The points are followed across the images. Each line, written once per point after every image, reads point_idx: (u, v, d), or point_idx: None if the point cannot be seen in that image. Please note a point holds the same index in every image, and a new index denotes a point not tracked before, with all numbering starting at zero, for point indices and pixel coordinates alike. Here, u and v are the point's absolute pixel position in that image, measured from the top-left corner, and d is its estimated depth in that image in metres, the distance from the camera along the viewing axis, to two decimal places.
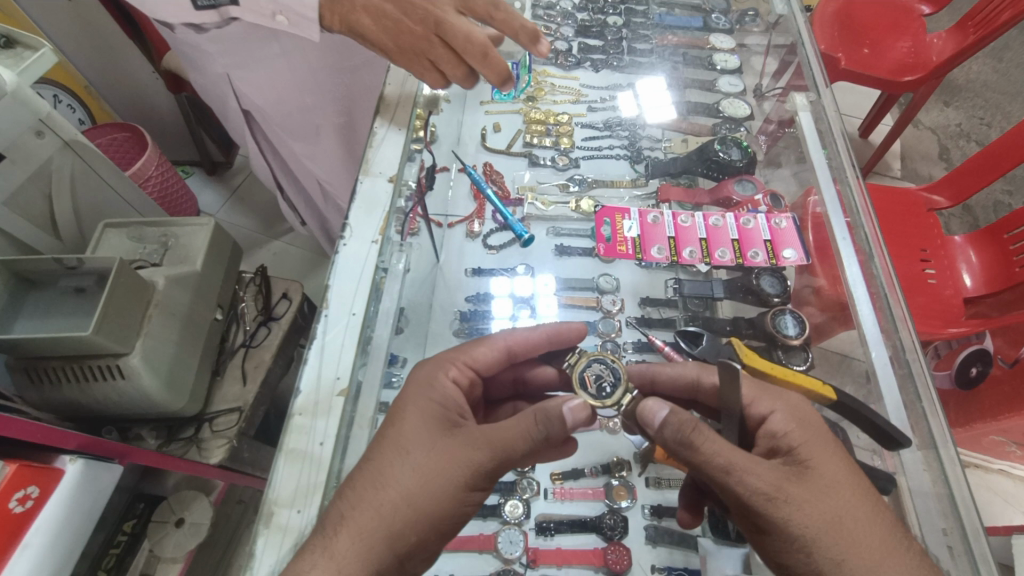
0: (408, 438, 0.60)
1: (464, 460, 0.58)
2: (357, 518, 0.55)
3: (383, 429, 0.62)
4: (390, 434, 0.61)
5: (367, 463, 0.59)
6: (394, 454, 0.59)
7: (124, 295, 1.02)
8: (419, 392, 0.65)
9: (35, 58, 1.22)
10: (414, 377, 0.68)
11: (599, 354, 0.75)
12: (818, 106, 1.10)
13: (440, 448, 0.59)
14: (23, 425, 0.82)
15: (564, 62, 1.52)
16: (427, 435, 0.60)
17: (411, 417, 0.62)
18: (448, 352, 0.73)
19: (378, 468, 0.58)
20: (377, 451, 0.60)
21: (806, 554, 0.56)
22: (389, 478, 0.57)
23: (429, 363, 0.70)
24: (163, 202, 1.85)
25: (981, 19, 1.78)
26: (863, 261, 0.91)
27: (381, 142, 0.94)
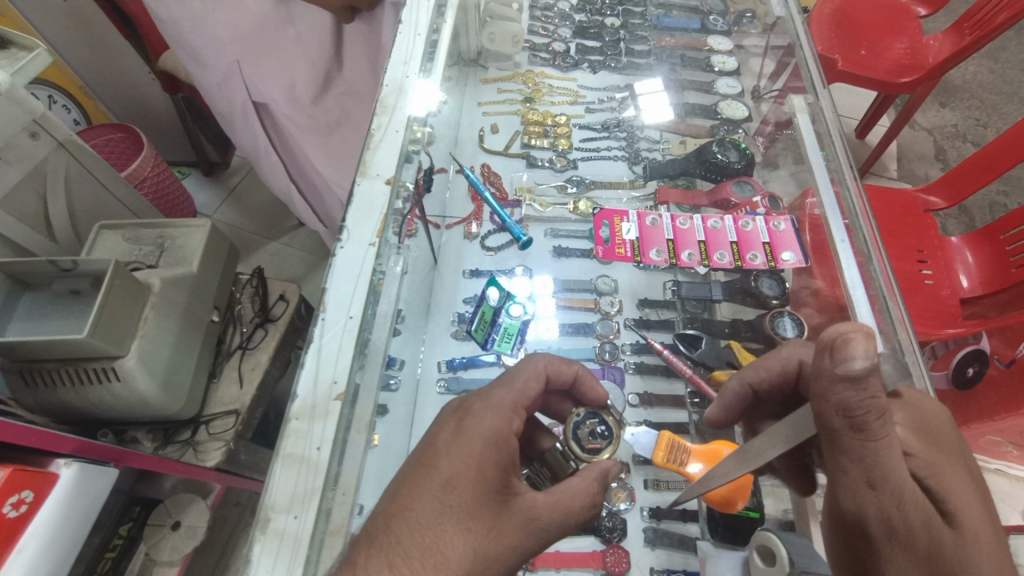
0: (472, 513, 0.56)
1: (517, 542, 0.57)
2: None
3: (438, 490, 0.56)
4: (449, 498, 0.56)
5: (420, 531, 0.54)
6: (456, 527, 0.55)
7: (121, 297, 1.02)
8: (481, 451, 0.59)
9: (29, 58, 1.22)
10: (474, 426, 0.61)
11: (573, 422, 0.75)
12: (816, 107, 1.09)
13: (500, 529, 0.57)
14: (17, 429, 0.81)
15: (562, 63, 1.52)
16: (490, 510, 0.57)
17: (477, 485, 0.57)
18: (508, 397, 0.66)
19: (436, 543, 0.54)
20: (434, 519, 0.55)
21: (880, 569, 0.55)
22: (449, 559, 0.53)
23: (492, 412, 0.63)
24: (158, 203, 1.84)
25: (977, 21, 1.78)
26: (861, 263, 0.91)
27: (379, 142, 0.91)
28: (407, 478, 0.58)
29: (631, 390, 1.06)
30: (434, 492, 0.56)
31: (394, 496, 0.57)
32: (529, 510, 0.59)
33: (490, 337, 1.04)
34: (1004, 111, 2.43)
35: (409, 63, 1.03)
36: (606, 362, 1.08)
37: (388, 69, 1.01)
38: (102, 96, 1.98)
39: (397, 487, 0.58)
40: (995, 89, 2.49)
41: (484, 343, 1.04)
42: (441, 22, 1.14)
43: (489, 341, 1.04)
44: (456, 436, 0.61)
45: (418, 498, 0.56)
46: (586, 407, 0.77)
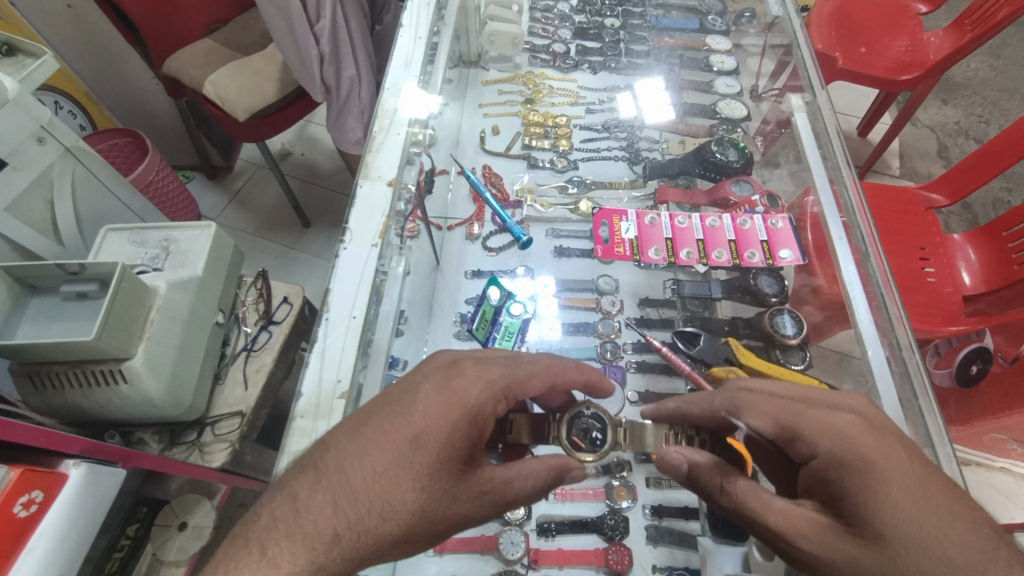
0: (432, 477, 0.55)
1: (462, 513, 0.58)
2: (343, 536, 0.51)
3: (404, 444, 0.55)
4: (411, 458, 0.55)
5: (374, 478, 0.54)
6: (409, 484, 0.54)
7: (128, 299, 1.03)
8: (457, 419, 0.58)
9: (37, 65, 1.24)
10: (461, 390, 0.60)
11: (579, 408, 0.75)
12: (814, 107, 1.10)
13: (452, 499, 0.57)
14: (28, 429, 0.83)
15: (562, 64, 1.54)
16: (447, 478, 0.57)
17: (444, 452, 0.57)
18: (504, 375, 0.64)
19: (387, 494, 0.53)
20: (390, 472, 0.54)
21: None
22: (395, 512, 0.53)
23: (482, 384, 0.62)
24: (163, 207, 1.86)
25: (978, 17, 1.79)
26: (859, 261, 0.91)
27: (381, 143, 0.92)
28: (374, 422, 0.57)
29: (632, 387, 1.07)
30: (397, 445, 0.55)
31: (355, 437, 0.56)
32: (483, 485, 0.60)
33: (490, 333, 1.04)
34: (1006, 108, 2.44)
35: (410, 66, 1.03)
36: (608, 361, 1.08)
37: (389, 71, 1.02)
38: (108, 102, 2.00)
39: (362, 429, 0.56)
40: (996, 85, 2.51)
41: (484, 339, 1.03)
42: (440, 25, 1.15)
43: (489, 337, 1.04)
44: (433, 398, 0.59)
45: (378, 447, 0.55)
46: (601, 408, 0.76)
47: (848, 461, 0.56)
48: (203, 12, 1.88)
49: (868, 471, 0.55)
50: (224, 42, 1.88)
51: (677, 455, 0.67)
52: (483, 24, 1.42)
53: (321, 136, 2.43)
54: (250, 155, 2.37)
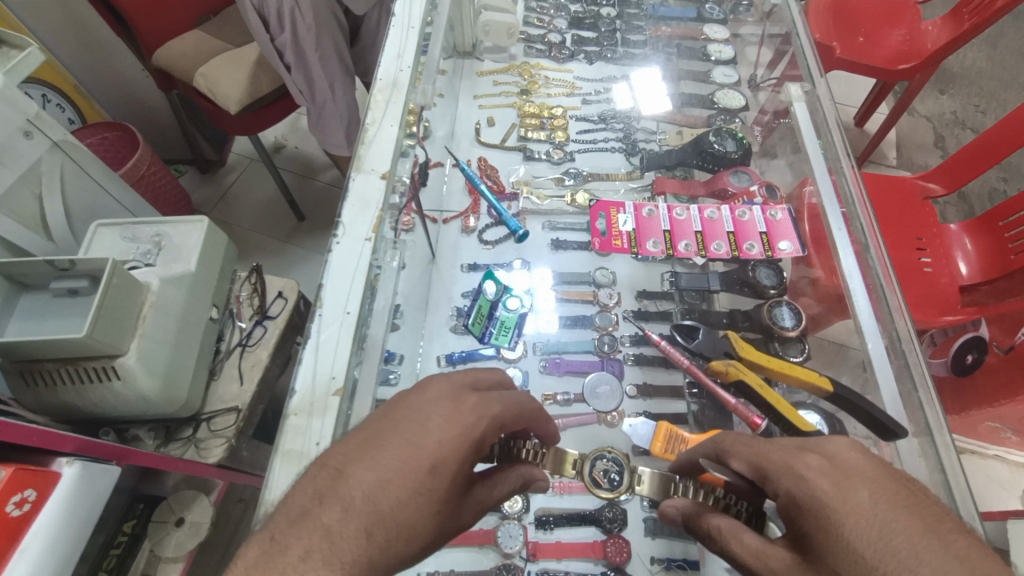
0: (448, 500, 0.51)
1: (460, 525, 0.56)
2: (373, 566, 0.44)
3: (425, 471, 0.49)
4: (433, 484, 0.50)
5: (399, 506, 0.47)
6: (431, 509, 0.49)
7: (119, 295, 1.02)
8: (475, 442, 0.54)
9: (22, 57, 1.21)
10: (470, 410, 0.55)
11: (604, 450, 0.88)
12: (813, 96, 1.09)
13: (455, 515, 0.54)
14: (18, 428, 0.81)
15: (558, 55, 1.52)
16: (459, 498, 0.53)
17: (460, 472, 0.52)
18: (501, 400, 0.60)
19: (411, 523, 0.48)
20: (413, 499, 0.48)
21: None
22: (418, 537, 0.48)
23: (489, 408, 0.57)
24: (155, 201, 1.84)
25: (975, 6, 1.77)
26: (859, 252, 0.91)
27: (374, 136, 0.90)
28: (388, 447, 0.50)
29: (630, 381, 1.06)
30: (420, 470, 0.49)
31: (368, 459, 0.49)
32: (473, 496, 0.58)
33: (485, 332, 1.05)
34: (1003, 97, 2.43)
35: (403, 57, 1.01)
36: (605, 354, 1.08)
37: (381, 62, 1.00)
38: (97, 95, 1.97)
39: (376, 454, 0.49)
40: (993, 74, 2.50)
41: (479, 338, 1.05)
42: (433, 15, 1.13)
43: (484, 335, 1.05)
44: (449, 419, 0.53)
45: (399, 471, 0.49)
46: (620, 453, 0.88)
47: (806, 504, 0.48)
48: (192, 3, 1.83)
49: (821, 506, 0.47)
50: (214, 32, 1.85)
51: (671, 510, 0.69)
52: (477, 13, 1.40)
53: None
54: (243, 148, 2.34)
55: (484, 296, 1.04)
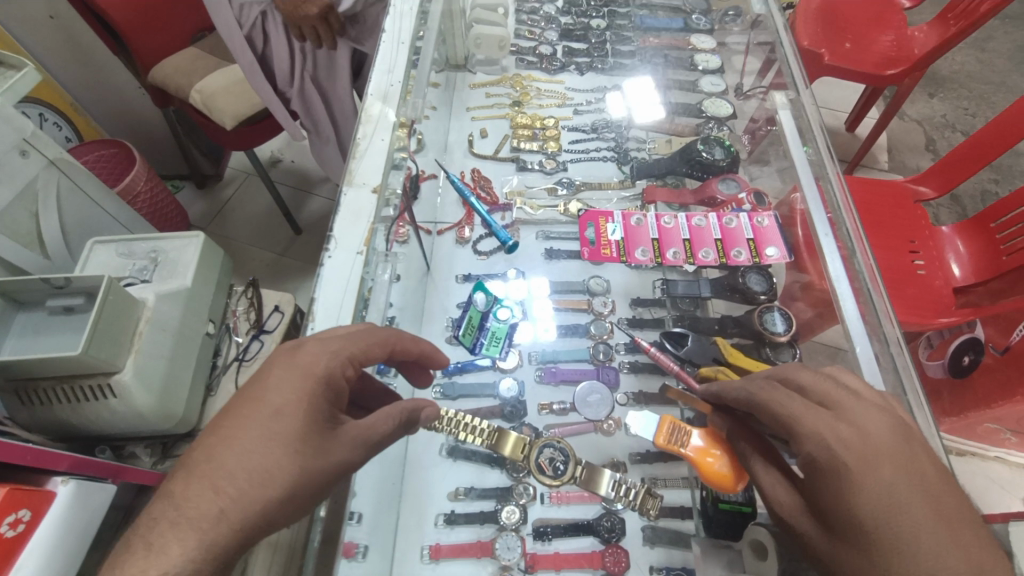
0: (305, 437, 0.53)
1: (345, 461, 0.56)
2: (223, 513, 0.48)
3: (265, 419, 0.53)
4: (279, 427, 0.53)
5: (248, 456, 0.51)
6: (285, 451, 0.52)
7: (115, 312, 1.02)
8: (311, 386, 0.56)
9: (18, 77, 1.22)
10: (306, 356, 0.58)
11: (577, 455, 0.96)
12: (798, 104, 1.11)
13: (329, 449, 0.55)
14: (14, 447, 0.82)
15: (549, 66, 1.54)
16: (319, 434, 0.55)
17: (309, 413, 0.55)
18: (346, 341, 0.62)
19: (262, 468, 0.51)
20: (261, 448, 0.52)
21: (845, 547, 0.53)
22: (278, 478, 0.51)
23: (328, 350, 0.59)
24: (152, 218, 1.85)
25: (961, 11, 1.80)
26: (846, 256, 0.91)
27: (365, 150, 0.91)
28: (233, 409, 0.54)
29: (624, 389, 1.07)
30: (257, 421, 0.53)
31: (213, 426, 0.54)
32: (355, 431, 0.58)
33: (477, 340, 1.04)
34: (993, 99, 2.45)
35: (393, 72, 1.03)
36: (600, 362, 1.09)
37: (372, 78, 1.01)
38: (93, 112, 1.99)
39: (222, 419, 0.54)
40: (982, 78, 2.53)
41: (471, 346, 1.04)
42: (423, 30, 1.15)
43: (476, 344, 1.04)
44: (287, 368, 0.57)
45: (245, 427, 0.52)
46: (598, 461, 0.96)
47: (826, 469, 0.55)
48: (187, 21, 1.86)
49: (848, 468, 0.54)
50: (210, 49, 1.87)
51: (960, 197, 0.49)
52: (468, 27, 1.42)
53: None
54: (240, 163, 2.36)
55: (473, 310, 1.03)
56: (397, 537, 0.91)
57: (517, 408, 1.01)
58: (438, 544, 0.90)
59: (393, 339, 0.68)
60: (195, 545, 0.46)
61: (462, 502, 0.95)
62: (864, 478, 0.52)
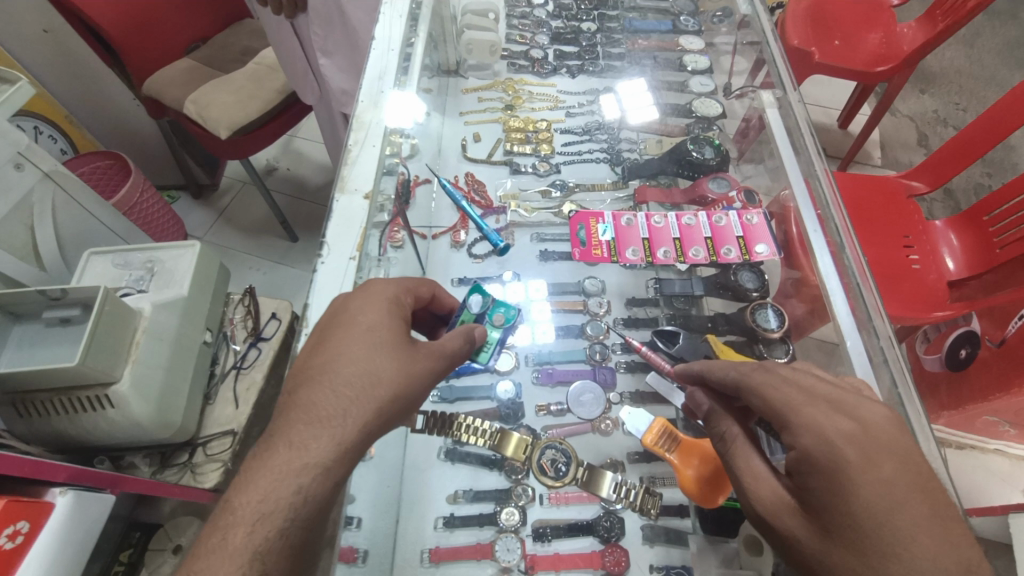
0: (397, 344, 0.65)
1: (430, 366, 0.68)
2: (359, 413, 0.60)
3: (363, 334, 0.65)
4: (376, 339, 0.65)
5: (357, 364, 0.62)
6: (386, 356, 0.64)
7: (111, 323, 1.02)
8: (388, 309, 0.69)
9: (12, 91, 1.23)
10: (378, 288, 0.71)
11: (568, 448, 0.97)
12: (786, 102, 1.12)
13: (416, 354, 0.67)
14: (10, 459, 0.81)
15: (541, 70, 1.55)
16: (404, 343, 0.66)
17: (395, 328, 0.67)
18: (404, 276, 0.75)
19: (370, 369, 0.62)
20: (364, 356, 0.63)
21: (835, 547, 0.54)
22: (381, 375, 0.62)
23: (392, 282, 0.73)
24: (147, 228, 1.85)
25: (948, 7, 1.81)
26: (835, 252, 0.92)
27: (357, 157, 0.92)
28: (331, 334, 0.66)
29: (620, 388, 1.07)
30: (358, 334, 0.65)
31: (312, 349, 0.65)
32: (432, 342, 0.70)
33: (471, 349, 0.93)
34: (983, 94, 2.47)
35: (384, 78, 1.03)
36: (596, 363, 1.09)
37: (363, 84, 1.02)
38: (89, 124, 2.00)
39: (324, 342, 0.65)
40: (971, 73, 2.55)
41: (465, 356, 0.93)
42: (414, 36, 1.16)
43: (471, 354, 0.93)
44: (366, 300, 0.69)
45: (347, 343, 0.64)
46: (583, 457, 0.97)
47: (825, 466, 0.55)
48: (180, 32, 1.87)
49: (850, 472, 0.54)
50: (203, 60, 1.88)
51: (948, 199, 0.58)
52: (459, 33, 1.43)
53: (306, 151, 2.43)
54: (236, 172, 2.37)
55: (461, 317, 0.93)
56: (398, 542, 0.91)
57: (515, 410, 1.02)
58: (437, 546, 0.90)
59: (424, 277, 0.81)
60: (334, 436, 0.57)
61: (461, 505, 0.95)
62: (864, 479, 0.53)
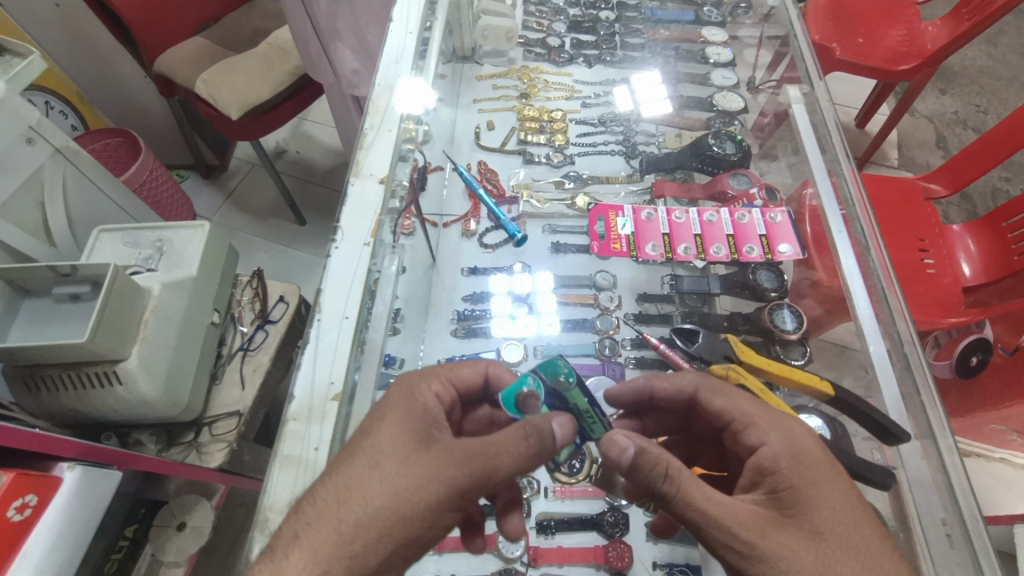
0: (397, 453, 0.57)
1: (445, 479, 0.55)
2: (331, 531, 0.52)
3: (363, 439, 0.59)
4: (374, 450, 0.57)
5: (348, 477, 0.55)
6: (377, 469, 0.56)
7: (121, 302, 1.02)
8: (401, 412, 0.61)
9: (24, 64, 1.22)
10: (399, 391, 0.66)
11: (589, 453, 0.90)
12: (812, 98, 1.09)
13: (421, 460, 0.56)
14: (20, 433, 0.82)
15: (557, 58, 1.52)
16: (409, 451, 0.57)
17: (402, 435, 0.59)
18: (440, 375, 0.71)
19: (358, 482, 0.55)
20: (358, 466, 0.56)
21: (806, 553, 0.54)
22: (368, 492, 0.54)
23: (415, 381, 0.68)
24: (156, 207, 1.85)
25: (976, 6, 1.77)
26: (860, 254, 0.90)
27: (373, 141, 0.90)
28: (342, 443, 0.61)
29: (630, 384, 1.06)
30: (361, 440, 0.59)
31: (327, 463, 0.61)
32: (454, 445, 0.58)
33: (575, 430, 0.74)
34: (1005, 96, 2.43)
35: (401, 61, 1.02)
36: (606, 357, 1.08)
37: (380, 67, 1.00)
38: (99, 100, 1.98)
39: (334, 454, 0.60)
40: (994, 74, 2.50)
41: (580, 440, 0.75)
42: (431, 20, 1.14)
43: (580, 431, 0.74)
44: (383, 404, 0.64)
45: (347, 451, 0.58)
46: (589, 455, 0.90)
47: (797, 468, 0.59)
48: (194, 10, 1.85)
49: (816, 475, 0.59)
50: (215, 38, 1.86)
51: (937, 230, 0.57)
52: (476, 18, 1.40)
53: (316, 134, 2.41)
54: (246, 153, 2.35)
55: (540, 406, 0.73)
56: None
57: None
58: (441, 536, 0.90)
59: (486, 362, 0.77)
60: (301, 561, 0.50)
61: None
62: (828, 484, 0.58)
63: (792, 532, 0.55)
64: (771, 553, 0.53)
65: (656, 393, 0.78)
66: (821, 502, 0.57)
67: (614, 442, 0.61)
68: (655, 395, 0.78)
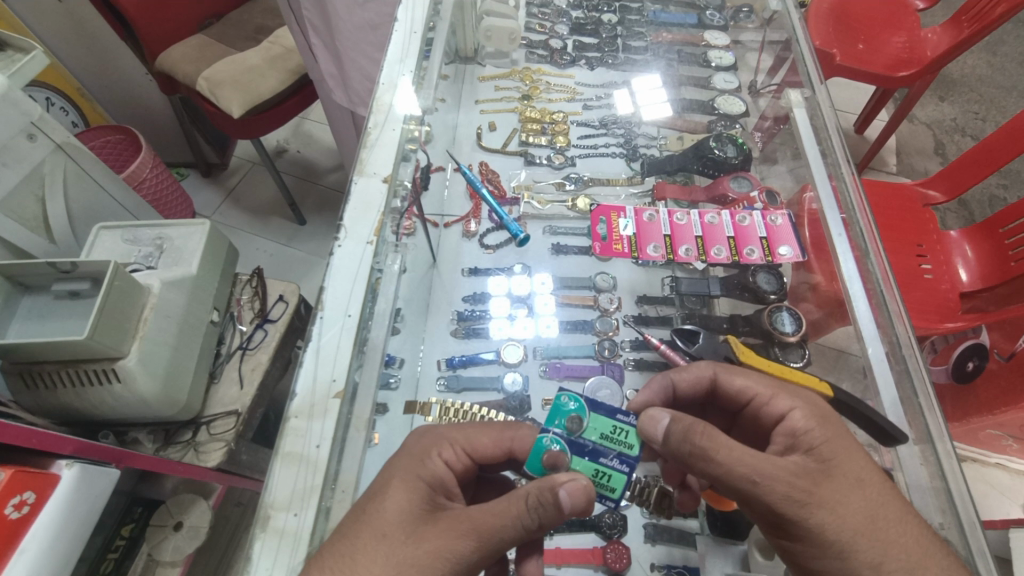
0: (402, 522, 0.57)
1: (448, 551, 0.55)
2: None
3: (370, 506, 0.59)
4: (380, 519, 0.57)
5: (352, 550, 0.55)
6: (383, 543, 0.55)
7: (121, 299, 1.02)
8: (409, 478, 0.62)
9: (26, 60, 1.22)
10: (406, 453, 0.66)
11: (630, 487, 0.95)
12: (813, 102, 1.10)
13: (426, 534, 0.56)
14: (17, 430, 0.81)
15: (559, 60, 1.53)
16: (414, 521, 0.57)
17: (409, 502, 0.59)
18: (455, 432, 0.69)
19: (363, 556, 0.54)
20: (363, 537, 0.56)
21: (854, 500, 0.58)
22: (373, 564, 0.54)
23: (423, 441, 0.68)
24: (156, 204, 1.84)
25: (976, 13, 1.78)
26: (859, 258, 0.91)
27: (376, 140, 0.91)
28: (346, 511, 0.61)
29: (629, 385, 1.06)
30: (367, 508, 0.59)
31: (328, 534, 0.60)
32: (458, 516, 0.58)
33: (616, 462, 0.69)
34: (1004, 104, 2.44)
35: (405, 61, 1.02)
36: (605, 359, 1.08)
37: (383, 67, 1.01)
38: (100, 97, 1.98)
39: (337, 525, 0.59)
40: (993, 82, 2.51)
41: (627, 471, 0.68)
42: (434, 21, 1.14)
43: (622, 459, 0.69)
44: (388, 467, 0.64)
45: (352, 520, 0.58)
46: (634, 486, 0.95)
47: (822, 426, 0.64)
48: (196, 8, 1.86)
49: (836, 430, 0.63)
50: (217, 37, 1.87)
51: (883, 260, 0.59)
52: (479, 19, 1.41)
53: (317, 133, 2.42)
54: (246, 152, 2.35)
55: (570, 458, 0.68)
56: None
57: (522, 402, 1.00)
58: None
59: (508, 432, 0.70)
60: None
61: None
62: (847, 438, 0.63)
63: (840, 481, 0.59)
64: (828, 503, 0.58)
65: (678, 387, 0.78)
66: (851, 453, 0.61)
67: (653, 418, 0.65)
68: (677, 388, 0.78)
